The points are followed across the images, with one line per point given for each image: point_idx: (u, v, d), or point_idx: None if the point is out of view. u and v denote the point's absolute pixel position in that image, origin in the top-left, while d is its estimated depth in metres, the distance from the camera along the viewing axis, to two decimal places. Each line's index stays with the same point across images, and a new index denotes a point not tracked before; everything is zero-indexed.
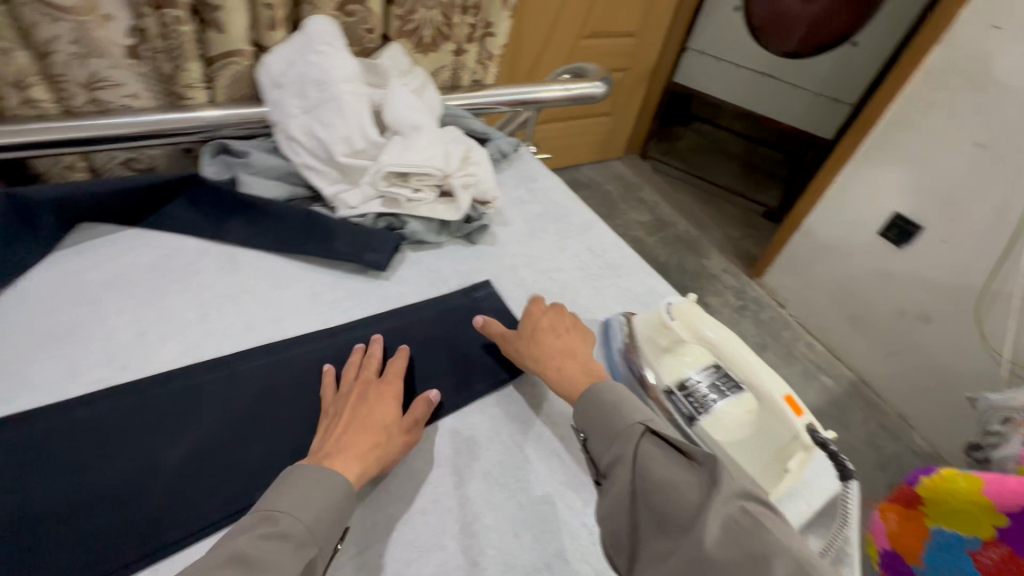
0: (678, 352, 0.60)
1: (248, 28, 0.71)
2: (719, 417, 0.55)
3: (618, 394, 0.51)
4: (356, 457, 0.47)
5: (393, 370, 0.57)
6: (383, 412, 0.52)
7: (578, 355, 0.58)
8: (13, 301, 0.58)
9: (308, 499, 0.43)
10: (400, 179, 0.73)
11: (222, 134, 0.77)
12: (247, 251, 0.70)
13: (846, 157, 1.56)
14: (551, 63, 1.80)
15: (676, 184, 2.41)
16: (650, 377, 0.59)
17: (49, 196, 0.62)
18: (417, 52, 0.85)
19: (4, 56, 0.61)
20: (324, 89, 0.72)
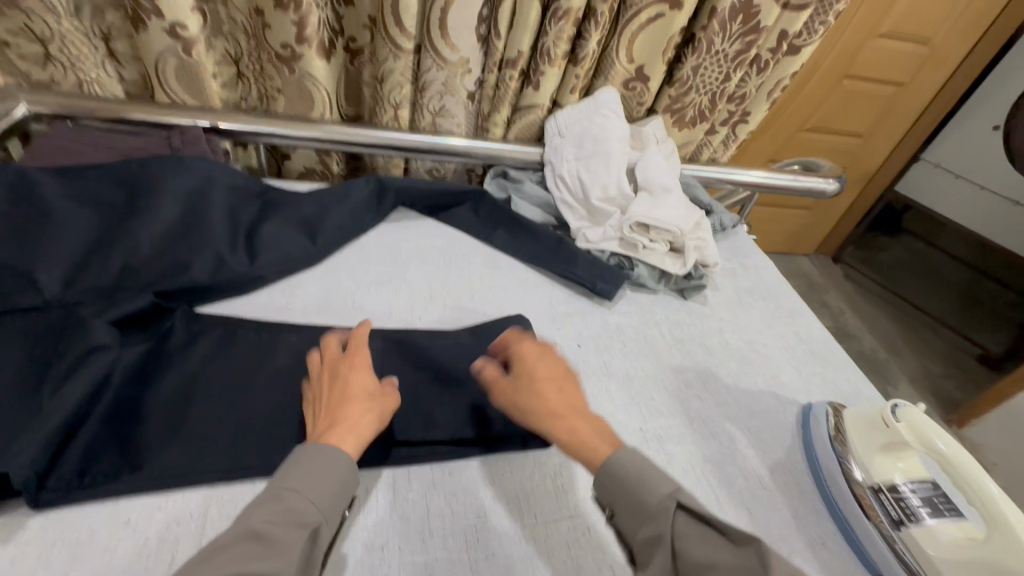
0: (894, 455, 0.60)
1: (554, 90, 0.91)
2: (932, 532, 0.55)
3: (638, 466, 0.49)
4: (353, 432, 0.51)
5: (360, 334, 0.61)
6: (354, 381, 0.55)
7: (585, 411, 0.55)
8: (356, 251, 0.82)
9: (314, 480, 0.46)
10: (641, 229, 0.84)
11: (504, 162, 0.97)
12: (505, 257, 0.87)
13: None
14: (767, 150, 1.83)
15: (871, 296, 2.21)
16: (857, 470, 0.61)
17: (394, 183, 0.85)
18: (673, 127, 0.98)
19: (398, 87, 0.88)
20: (599, 144, 0.88)
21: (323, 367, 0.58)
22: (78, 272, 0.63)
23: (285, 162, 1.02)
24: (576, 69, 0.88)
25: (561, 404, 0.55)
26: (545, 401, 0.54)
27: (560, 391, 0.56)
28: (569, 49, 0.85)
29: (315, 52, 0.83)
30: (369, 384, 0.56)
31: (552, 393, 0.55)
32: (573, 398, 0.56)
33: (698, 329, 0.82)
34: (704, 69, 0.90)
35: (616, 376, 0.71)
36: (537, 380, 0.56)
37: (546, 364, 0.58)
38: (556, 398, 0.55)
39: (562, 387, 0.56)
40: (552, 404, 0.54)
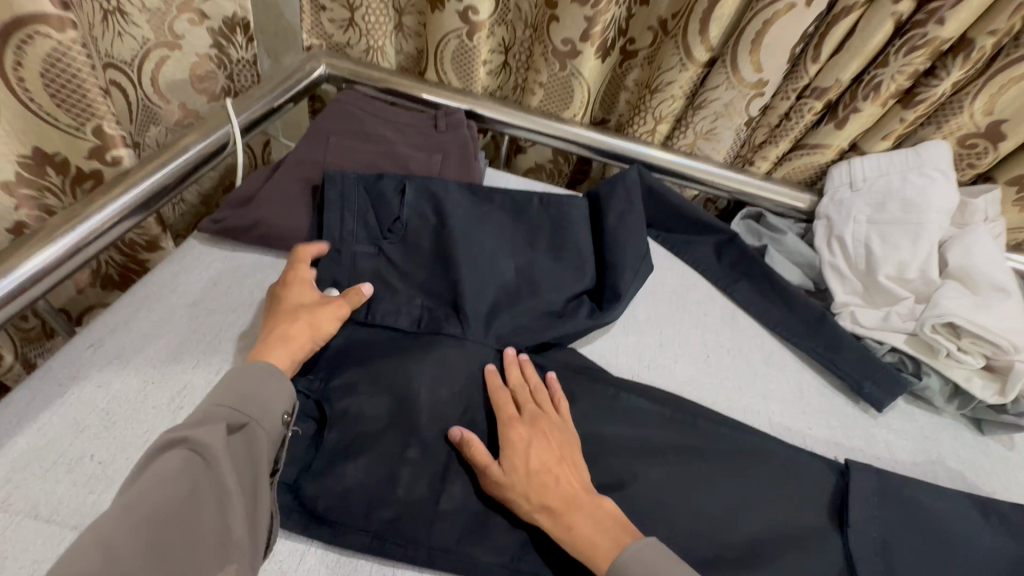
0: None
1: (862, 131, 0.73)
2: None
3: (640, 559, 0.44)
4: (546, 457, 0.50)
5: (546, 409, 0.55)
6: (536, 452, 0.50)
7: (584, 499, 0.49)
8: None
9: (246, 385, 0.45)
10: (950, 331, 0.64)
11: (759, 204, 0.83)
12: (746, 317, 0.74)
13: None
14: None
15: None
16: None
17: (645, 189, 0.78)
18: (1015, 204, 0.74)
19: (670, 100, 0.78)
20: (911, 211, 0.69)
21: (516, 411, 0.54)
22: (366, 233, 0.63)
23: (517, 156, 0.98)
24: (905, 113, 0.70)
25: (565, 462, 0.51)
26: (561, 483, 0.49)
27: (541, 482, 0.49)
28: (906, 86, 0.68)
29: (594, 51, 0.76)
30: (311, 340, 0.53)
31: (527, 471, 0.49)
32: (546, 460, 0.50)
33: (998, 483, 0.62)
34: None
35: (877, 526, 0.52)
36: (529, 475, 0.49)
37: (539, 450, 0.51)
38: (556, 488, 0.48)
39: (557, 472, 0.50)
40: (570, 493, 0.49)
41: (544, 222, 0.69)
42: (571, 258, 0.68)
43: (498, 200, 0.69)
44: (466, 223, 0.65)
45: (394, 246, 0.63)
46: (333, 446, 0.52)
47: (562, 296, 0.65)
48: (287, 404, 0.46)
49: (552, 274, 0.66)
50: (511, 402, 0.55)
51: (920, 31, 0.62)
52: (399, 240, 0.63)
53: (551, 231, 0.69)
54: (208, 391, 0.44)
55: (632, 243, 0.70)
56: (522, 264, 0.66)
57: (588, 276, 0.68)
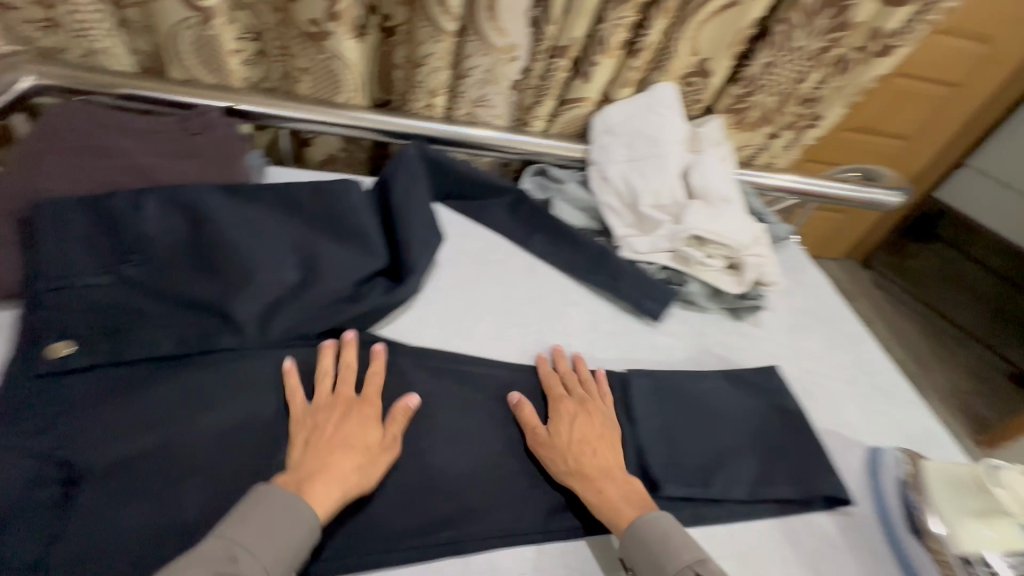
0: (984, 520, 0.53)
1: (607, 81, 0.82)
2: None
3: (662, 532, 0.49)
4: (378, 444, 0.53)
5: (369, 404, 0.56)
6: (364, 434, 0.53)
7: (619, 475, 0.55)
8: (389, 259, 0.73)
9: (270, 535, 0.43)
10: (696, 243, 0.77)
11: (542, 160, 0.90)
12: (544, 265, 0.80)
13: None
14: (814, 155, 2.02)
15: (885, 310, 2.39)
16: (938, 536, 0.54)
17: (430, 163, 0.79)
18: (734, 128, 0.89)
19: (436, 72, 0.79)
20: (653, 146, 0.80)
21: (315, 396, 0.55)
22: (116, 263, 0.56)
23: (306, 148, 0.94)
24: (634, 61, 0.79)
25: (393, 441, 0.54)
26: (386, 457, 0.52)
27: (580, 450, 0.56)
28: (628, 37, 0.77)
29: (346, 29, 0.74)
30: (362, 486, 0.50)
31: (569, 442, 0.56)
32: (388, 448, 0.53)
33: (751, 354, 0.76)
34: (777, 66, 0.80)
35: (657, 417, 0.62)
36: (573, 439, 0.57)
37: (392, 433, 0.54)
38: (593, 458, 0.56)
39: (597, 449, 0.57)
40: (376, 470, 0.51)
41: (320, 212, 0.67)
42: (356, 241, 0.67)
43: (265, 197, 0.65)
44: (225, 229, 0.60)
45: (148, 268, 0.57)
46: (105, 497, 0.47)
47: (351, 281, 0.64)
48: (304, 540, 0.44)
49: (336, 262, 0.64)
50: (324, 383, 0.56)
51: None
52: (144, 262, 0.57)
53: (330, 219, 0.67)
54: (231, 527, 0.43)
55: (419, 217, 0.71)
56: (303, 258, 0.63)
57: (378, 255, 0.67)
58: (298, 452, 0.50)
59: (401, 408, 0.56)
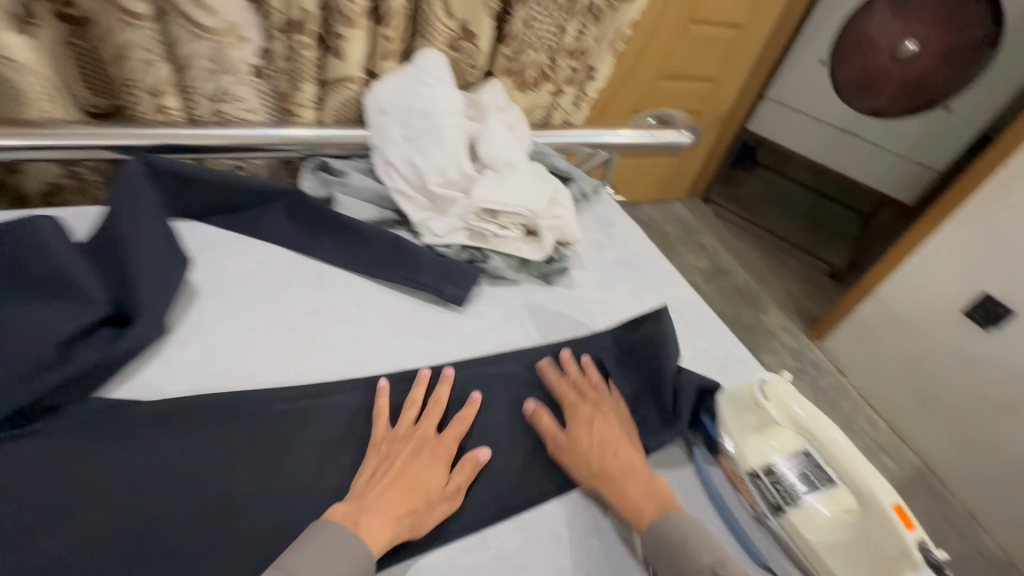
0: (765, 432, 0.56)
1: (364, 56, 0.75)
2: (807, 511, 0.51)
3: (683, 530, 0.51)
4: (606, 440, 0.58)
5: (432, 435, 0.56)
6: (588, 435, 0.58)
7: (641, 474, 0.56)
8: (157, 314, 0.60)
9: (324, 567, 0.43)
10: (489, 215, 0.73)
11: (322, 152, 0.80)
12: (333, 269, 0.71)
13: (922, 236, 1.64)
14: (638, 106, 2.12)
15: (728, 237, 2.65)
16: (731, 457, 0.56)
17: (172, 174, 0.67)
18: (517, 91, 0.86)
19: (148, 67, 0.66)
20: (428, 120, 0.74)
21: (422, 429, 0.56)
22: None
23: (13, 178, 0.74)
24: (385, 29, 0.73)
25: (621, 440, 0.59)
26: (618, 457, 0.57)
27: (603, 453, 0.57)
28: (370, 4, 0.70)
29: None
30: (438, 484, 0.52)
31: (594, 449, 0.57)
32: (613, 444, 0.58)
33: (565, 317, 0.75)
34: (535, 21, 0.78)
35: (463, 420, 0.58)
36: (582, 438, 0.58)
37: (599, 428, 0.59)
38: (615, 460, 0.57)
39: (617, 450, 0.58)
40: (430, 484, 0.52)
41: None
42: (57, 297, 0.52)
43: None
44: None
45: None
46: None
47: (48, 343, 0.50)
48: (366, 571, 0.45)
49: (24, 324, 0.50)
50: (428, 435, 0.56)
51: None
52: None
53: (8, 275, 0.51)
54: (285, 561, 0.43)
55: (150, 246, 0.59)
56: None
57: (99, 306, 0.54)
58: (363, 480, 0.51)
59: (471, 458, 0.56)
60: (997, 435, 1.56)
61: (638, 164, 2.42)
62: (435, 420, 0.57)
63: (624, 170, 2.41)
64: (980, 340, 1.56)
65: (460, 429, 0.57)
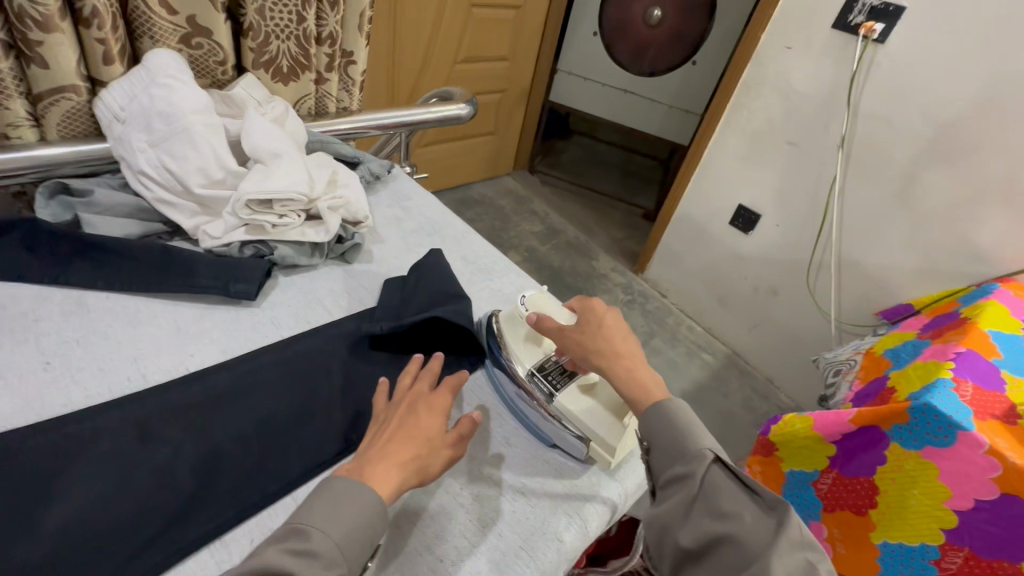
0: (535, 340, 0.69)
1: (79, 62, 0.69)
2: (572, 391, 0.64)
3: (684, 416, 0.53)
4: (627, 340, 0.63)
5: (455, 382, 0.57)
6: (611, 324, 0.65)
7: (640, 367, 0.59)
8: None
9: (338, 516, 0.44)
10: (264, 206, 0.73)
11: (59, 173, 0.72)
12: (98, 293, 0.66)
13: (690, 169, 1.98)
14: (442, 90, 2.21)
15: (556, 200, 2.90)
16: (516, 364, 0.67)
17: None
18: (276, 82, 0.87)
19: None
20: (172, 121, 0.71)
21: (413, 392, 0.55)
22: None
23: None
24: (94, 30, 0.68)
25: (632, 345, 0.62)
26: (630, 351, 0.61)
27: (602, 345, 0.61)
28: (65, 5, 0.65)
29: None
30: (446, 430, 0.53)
31: (620, 340, 0.62)
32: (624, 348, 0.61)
33: (368, 288, 0.79)
34: (269, 9, 0.78)
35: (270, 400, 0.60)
36: (590, 331, 0.63)
37: (614, 323, 0.65)
38: (629, 350, 0.61)
39: (624, 338, 0.63)
40: (430, 428, 0.52)
41: None
42: None
43: None
44: None
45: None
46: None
47: None
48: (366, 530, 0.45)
49: None
50: (423, 391, 0.56)
51: None
52: None
53: None
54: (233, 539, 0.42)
55: None
56: None
57: None
58: (366, 444, 0.51)
59: (466, 420, 0.55)
60: (771, 314, 1.96)
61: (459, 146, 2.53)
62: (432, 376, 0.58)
63: (447, 154, 2.50)
64: (745, 242, 1.94)
65: (447, 384, 0.57)
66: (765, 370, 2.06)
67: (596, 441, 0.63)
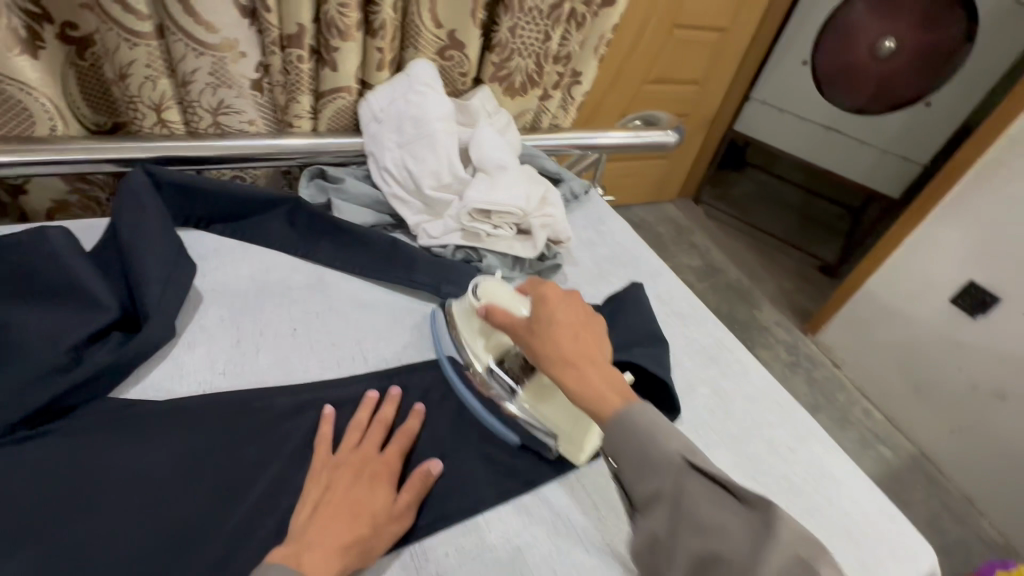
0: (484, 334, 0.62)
1: (358, 67, 0.78)
2: (538, 395, 0.60)
3: (646, 424, 0.44)
4: (583, 338, 0.52)
5: (394, 454, 0.55)
6: (562, 322, 0.52)
7: (601, 363, 0.50)
8: (186, 321, 0.63)
9: None
10: (482, 215, 0.76)
11: (319, 160, 0.82)
12: (335, 272, 0.74)
13: (908, 229, 1.66)
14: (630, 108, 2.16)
15: (720, 236, 2.68)
16: (478, 372, 0.61)
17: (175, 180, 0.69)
18: (506, 96, 0.89)
19: (151, 83, 0.69)
20: (421, 126, 0.77)
21: (363, 456, 0.53)
22: None
23: (23, 197, 0.77)
24: (377, 41, 0.76)
25: (589, 346, 0.51)
26: (580, 347, 0.51)
27: (567, 360, 0.50)
28: (362, 17, 0.73)
29: (8, 47, 0.60)
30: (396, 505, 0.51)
31: (568, 344, 0.50)
32: (591, 351, 0.51)
33: None
34: (521, 28, 0.81)
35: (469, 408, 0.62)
36: (552, 327, 0.52)
37: (563, 322, 0.52)
38: (575, 343, 0.51)
39: (578, 334, 0.52)
40: (374, 503, 0.50)
41: (8, 278, 0.53)
42: (62, 310, 0.54)
43: None
44: None
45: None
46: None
47: (62, 348, 0.52)
48: None
49: (43, 329, 0.52)
50: (361, 456, 0.54)
51: None
52: None
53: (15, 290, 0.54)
54: None
55: (155, 254, 0.61)
56: None
57: (111, 312, 0.56)
58: (302, 519, 0.48)
59: (419, 475, 0.54)
60: (989, 420, 1.58)
61: (629, 165, 2.46)
62: (398, 442, 0.56)
63: (615, 173, 2.46)
64: (968, 327, 1.59)
65: (400, 449, 0.55)
66: (962, 485, 1.68)
67: (563, 439, 0.59)
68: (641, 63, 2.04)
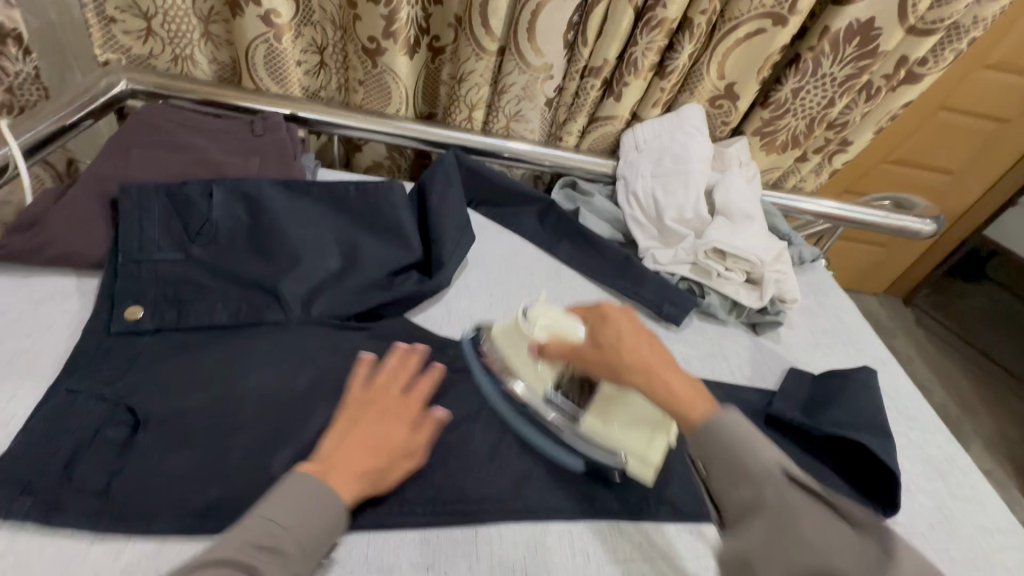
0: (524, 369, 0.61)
1: (637, 102, 0.88)
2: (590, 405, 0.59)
3: (733, 427, 0.44)
4: (646, 346, 0.51)
5: (392, 386, 0.54)
6: (614, 329, 0.53)
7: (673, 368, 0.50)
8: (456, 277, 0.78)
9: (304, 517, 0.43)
10: (717, 256, 0.79)
11: (573, 172, 0.93)
12: (569, 270, 0.84)
13: None
14: (859, 185, 1.98)
15: (930, 349, 2.29)
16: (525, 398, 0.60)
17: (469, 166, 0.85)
18: (761, 150, 0.92)
19: (478, 89, 0.86)
20: (680, 162, 0.84)
21: (383, 389, 0.53)
22: (184, 248, 0.63)
23: (356, 154, 1.02)
24: (663, 82, 0.85)
25: (658, 357, 0.50)
26: (649, 361, 0.50)
27: (621, 360, 0.50)
28: (659, 61, 0.83)
29: (400, 48, 0.81)
30: (402, 441, 0.52)
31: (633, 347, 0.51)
32: (650, 360, 0.50)
33: (771, 367, 0.77)
34: (804, 91, 0.83)
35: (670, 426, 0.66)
36: (619, 347, 0.51)
37: (629, 334, 0.52)
38: (644, 351, 0.51)
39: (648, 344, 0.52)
40: (395, 437, 0.51)
41: (363, 211, 0.71)
42: (385, 242, 0.71)
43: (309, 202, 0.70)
44: (270, 219, 0.66)
45: (212, 249, 0.64)
46: (154, 440, 0.51)
47: (383, 271, 0.69)
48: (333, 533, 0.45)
49: (375, 252, 0.70)
50: (381, 388, 0.53)
51: (652, 14, 0.77)
52: (209, 246, 0.64)
53: (359, 218, 0.71)
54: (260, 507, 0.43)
55: (450, 219, 0.76)
56: (332, 252, 0.68)
57: (416, 253, 0.72)
58: (328, 439, 0.49)
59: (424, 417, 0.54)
60: None
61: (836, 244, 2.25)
62: (406, 376, 0.55)
63: None
64: None
65: (423, 390, 0.55)
66: None
67: (630, 461, 0.57)
68: (888, 141, 1.86)
